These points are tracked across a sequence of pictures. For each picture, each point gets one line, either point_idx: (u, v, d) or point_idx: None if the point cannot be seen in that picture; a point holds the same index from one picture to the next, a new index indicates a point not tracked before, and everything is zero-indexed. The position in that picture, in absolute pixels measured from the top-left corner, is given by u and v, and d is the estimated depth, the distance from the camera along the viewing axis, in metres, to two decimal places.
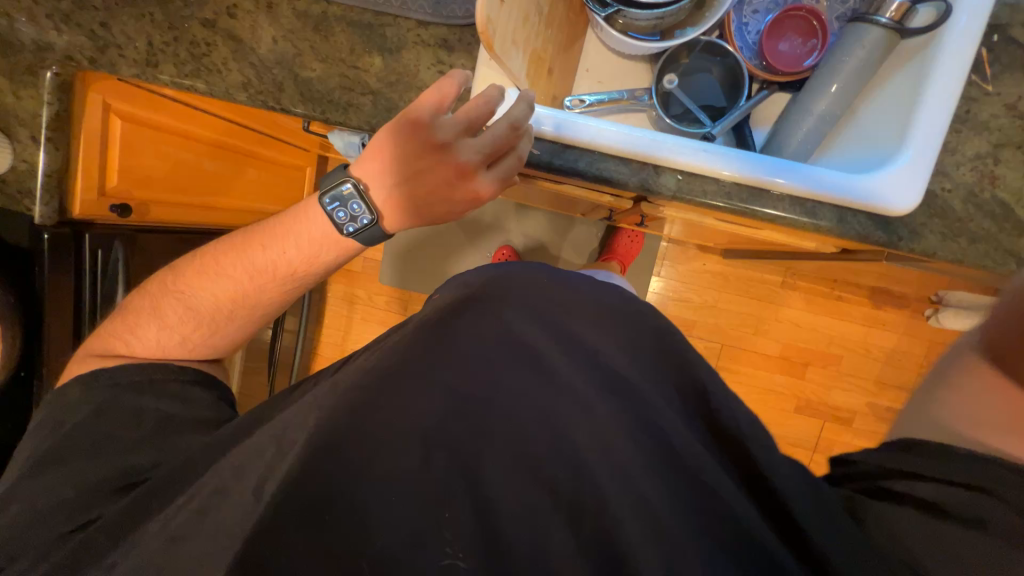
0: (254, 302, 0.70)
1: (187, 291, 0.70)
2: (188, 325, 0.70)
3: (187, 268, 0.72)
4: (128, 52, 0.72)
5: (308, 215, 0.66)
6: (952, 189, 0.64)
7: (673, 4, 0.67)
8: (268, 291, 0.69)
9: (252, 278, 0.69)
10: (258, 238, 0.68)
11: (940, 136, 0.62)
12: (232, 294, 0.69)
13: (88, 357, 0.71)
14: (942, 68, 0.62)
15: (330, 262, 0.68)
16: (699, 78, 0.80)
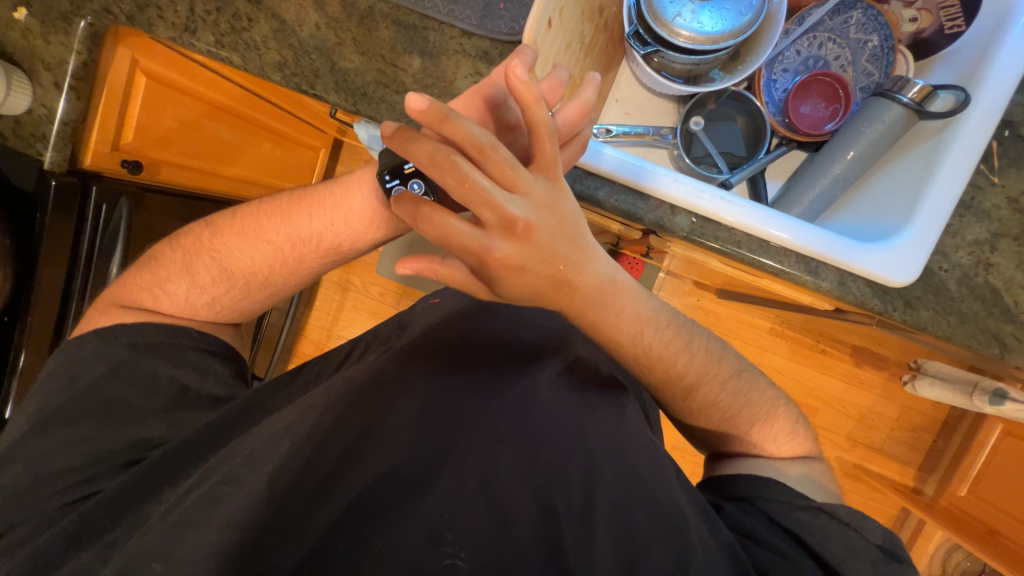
0: (292, 270, 0.67)
1: (222, 250, 0.66)
2: (219, 287, 0.67)
3: (224, 223, 0.68)
4: (167, 15, 0.72)
5: (361, 189, 0.62)
6: (950, 269, 0.66)
7: (710, 53, 0.69)
8: (308, 261, 0.66)
9: (293, 246, 0.65)
10: (305, 205, 0.64)
11: (944, 218, 0.65)
12: (270, 260, 0.66)
13: (111, 306, 0.66)
14: (954, 155, 0.64)
15: (378, 240, 0.65)
16: (724, 125, 0.81)
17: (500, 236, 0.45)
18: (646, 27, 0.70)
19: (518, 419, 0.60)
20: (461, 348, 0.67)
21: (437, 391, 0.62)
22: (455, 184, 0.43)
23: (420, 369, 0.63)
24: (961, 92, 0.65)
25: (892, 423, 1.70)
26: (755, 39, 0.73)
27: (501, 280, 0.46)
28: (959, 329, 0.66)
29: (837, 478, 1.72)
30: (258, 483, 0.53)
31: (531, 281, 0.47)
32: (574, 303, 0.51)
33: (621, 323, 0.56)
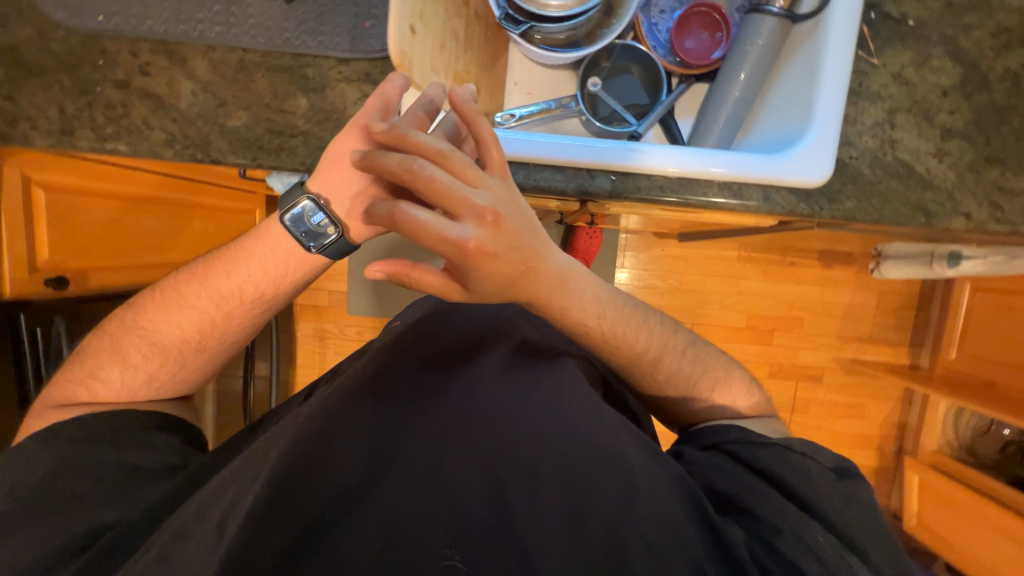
0: (225, 331, 0.65)
1: (148, 326, 0.64)
2: (153, 363, 0.64)
3: (145, 302, 0.65)
4: (40, 123, 0.70)
5: (274, 233, 0.62)
6: (859, 155, 0.68)
7: (582, 14, 0.70)
8: (246, 317, 0.65)
9: (220, 306, 0.64)
10: (223, 261, 0.64)
11: (840, 110, 0.67)
12: (201, 325, 0.64)
13: (45, 408, 0.64)
14: (832, 48, 0.67)
15: (304, 279, 0.65)
16: (621, 79, 0.82)
17: (472, 224, 0.42)
18: (515, 7, 0.71)
19: (476, 415, 0.59)
20: (404, 362, 0.65)
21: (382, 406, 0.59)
22: (426, 186, 0.42)
23: (365, 388, 0.61)
24: None
25: (874, 311, 1.76)
26: None
27: (479, 270, 0.43)
28: (883, 209, 0.69)
29: (838, 377, 1.79)
30: (211, 530, 0.50)
31: (508, 269, 0.44)
32: (541, 292, 0.49)
33: (584, 308, 0.54)
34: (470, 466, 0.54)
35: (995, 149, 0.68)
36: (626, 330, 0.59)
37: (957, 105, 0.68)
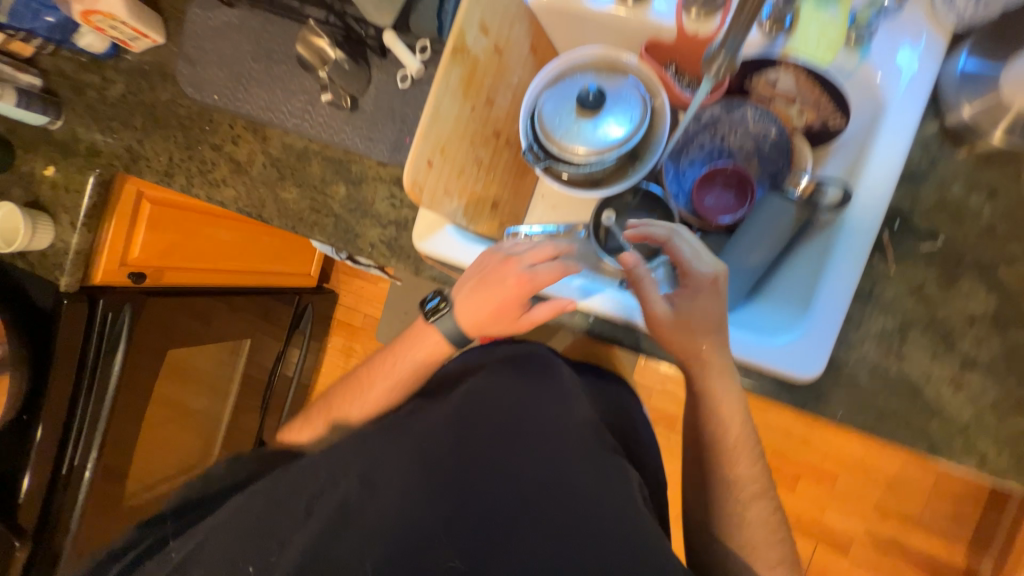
0: (397, 397, 0.76)
1: (343, 407, 0.77)
2: (341, 433, 0.77)
3: (333, 392, 0.81)
4: (153, 164, 0.89)
5: (420, 331, 0.75)
6: (857, 361, 0.64)
7: (597, 163, 0.75)
8: (409, 391, 0.76)
9: (391, 379, 0.75)
10: (388, 354, 0.77)
11: (842, 312, 0.64)
12: (375, 395, 0.76)
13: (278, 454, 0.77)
14: (844, 250, 0.64)
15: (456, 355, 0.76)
16: (639, 217, 0.85)
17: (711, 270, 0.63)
18: (540, 144, 0.77)
19: (504, 460, 0.60)
20: (486, 399, 0.67)
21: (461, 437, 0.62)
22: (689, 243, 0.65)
23: (449, 420, 0.64)
24: (847, 187, 0.65)
25: (930, 493, 1.51)
26: (647, 140, 0.77)
27: (706, 295, 0.62)
28: (877, 424, 0.63)
29: (866, 553, 1.55)
30: (298, 507, 0.56)
31: (716, 309, 0.63)
32: (715, 359, 0.63)
33: (729, 396, 0.65)
34: (517, 518, 0.54)
35: None
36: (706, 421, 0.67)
37: (986, 336, 0.61)
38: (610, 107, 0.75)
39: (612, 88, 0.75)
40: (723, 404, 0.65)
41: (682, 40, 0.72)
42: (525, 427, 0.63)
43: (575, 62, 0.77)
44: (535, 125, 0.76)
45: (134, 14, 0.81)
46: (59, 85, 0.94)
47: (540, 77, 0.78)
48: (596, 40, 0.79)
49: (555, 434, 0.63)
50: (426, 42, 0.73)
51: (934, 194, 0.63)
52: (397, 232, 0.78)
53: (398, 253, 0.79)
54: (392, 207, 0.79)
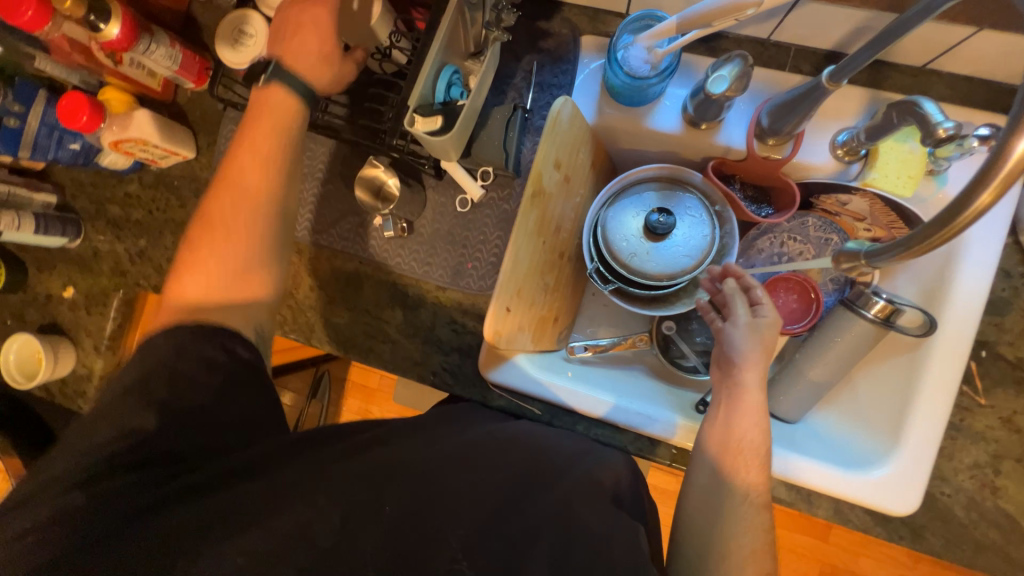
0: (244, 210, 0.60)
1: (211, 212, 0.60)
2: (222, 237, 0.59)
3: (205, 208, 0.61)
4: None
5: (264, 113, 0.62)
6: (953, 493, 0.63)
7: (669, 286, 0.73)
8: (256, 196, 0.61)
9: (245, 185, 0.61)
10: (226, 192, 0.61)
11: (935, 443, 0.63)
12: (234, 203, 0.60)
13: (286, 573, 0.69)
14: (930, 378, 0.64)
15: (251, 210, 0.61)
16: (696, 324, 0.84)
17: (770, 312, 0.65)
18: (606, 264, 0.75)
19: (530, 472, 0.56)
20: (499, 433, 0.61)
21: (478, 465, 0.55)
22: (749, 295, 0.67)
23: (475, 441, 0.58)
24: (926, 311, 0.65)
25: None
26: (718, 255, 0.75)
27: (759, 329, 0.64)
28: (975, 557, 0.63)
29: None
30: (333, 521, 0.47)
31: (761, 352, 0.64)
32: (734, 398, 0.63)
33: (740, 427, 0.61)
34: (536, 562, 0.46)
35: None
36: (714, 471, 0.62)
37: None
38: (678, 225, 0.73)
39: (677, 205, 0.73)
40: (721, 447, 0.62)
41: (752, 162, 0.70)
42: (542, 464, 0.57)
43: (637, 178, 0.76)
44: (600, 244, 0.74)
45: (166, 136, 0.77)
46: (76, 198, 0.87)
47: (603, 191, 0.76)
48: (655, 152, 0.78)
49: (575, 472, 0.56)
50: (489, 168, 0.70)
51: (1020, 323, 0.63)
52: (461, 358, 0.75)
53: (464, 381, 0.75)
54: (454, 332, 0.75)
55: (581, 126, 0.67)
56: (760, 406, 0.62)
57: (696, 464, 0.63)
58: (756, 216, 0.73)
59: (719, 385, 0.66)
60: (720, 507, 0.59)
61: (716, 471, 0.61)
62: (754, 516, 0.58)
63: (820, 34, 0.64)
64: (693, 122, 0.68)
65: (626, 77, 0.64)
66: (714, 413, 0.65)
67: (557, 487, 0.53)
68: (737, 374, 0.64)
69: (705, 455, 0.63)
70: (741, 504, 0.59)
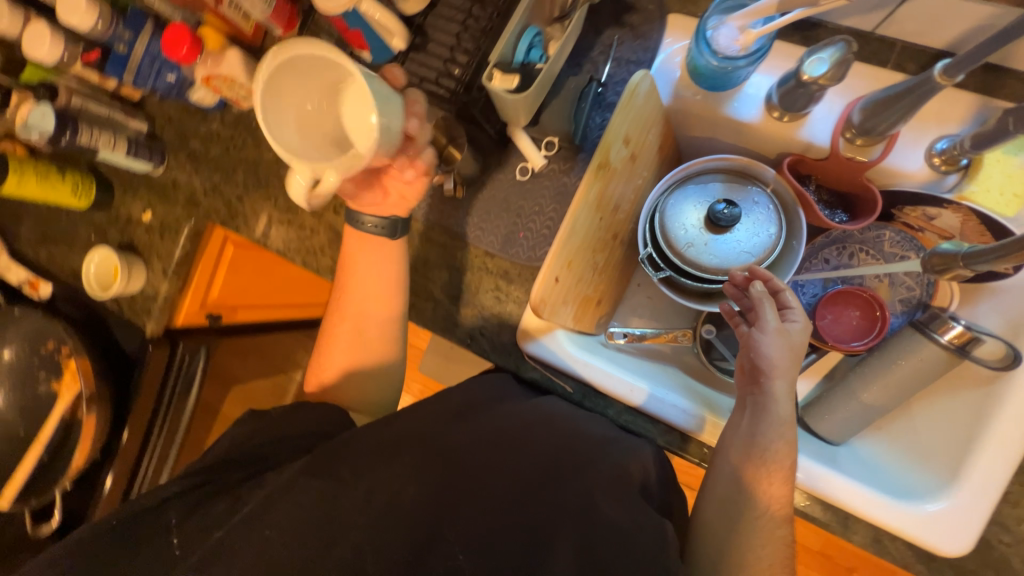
0: (361, 305, 0.75)
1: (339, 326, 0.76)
2: (348, 334, 0.76)
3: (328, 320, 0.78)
4: (251, 224, 0.89)
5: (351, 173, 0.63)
6: (1014, 543, 0.58)
7: (723, 282, 0.70)
8: (369, 293, 0.74)
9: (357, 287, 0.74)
10: (348, 292, 0.75)
11: (1001, 486, 0.58)
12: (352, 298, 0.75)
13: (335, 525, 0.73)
14: (1002, 415, 0.59)
15: (364, 303, 0.74)
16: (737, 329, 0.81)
17: (800, 319, 0.62)
18: (660, 251, 0.73)
19: (561, 459, 0.61)
20: (528, 411, 0.65)
21: (509, 448, 0.61)
22: (779, 299, 0.64)
23: (503, 425, 0.63)
24: (1010, 343, 0.60)
25: None
26: (780, 257, 0.71)
27: (787, 335, 0.61)
28: None
29: None
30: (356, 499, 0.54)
31: (789, 360, 0.60)
32: (760, 407, 0.61)
33: (764, 439, 0.60)
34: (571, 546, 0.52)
35: None
36: (733, 482, 0.61)
37: None
38: (742, 222, 0.70)
39: (744, 199, 0.71)
40: (742, 462, 0.61)
41: (833, 162, 0.66)
42: (569, 452, 0.61)
43: (703, 166, 0.73)
44: (657, 230, 0.72)
45: (251, 77, 0.81)
46: (164, 129, 0.94)
47: (667, 177, 0.74)
48: (727, 143, 0.75)
49: (604, 463, 0.60)
50: (555, 139, 0.70)
51: None
52: (499, 326, 0.76)
53: (501, 350, 0.76)
54: (496, 299, 0.76)
55: (655, 105, 0.65)
56: (786, 417, 0.60)
57: (716, 474, 0.63)
58: (829, 221, 0.70)
59: (745, 391, 0.64)
60: (736, 519, 0.61)
61: (734, 486, 0.61)
62: (772, 530, 0.59)
63: (935, 29, 0.59)
64: (772, 111, 0.66)
65: (714, 57, 0.61)
66: (737, 422, 0.64)
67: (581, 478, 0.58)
68: (764, 382, 0.61)
69: (722, 466, 0.63)
70: (759, 521, 0.60)
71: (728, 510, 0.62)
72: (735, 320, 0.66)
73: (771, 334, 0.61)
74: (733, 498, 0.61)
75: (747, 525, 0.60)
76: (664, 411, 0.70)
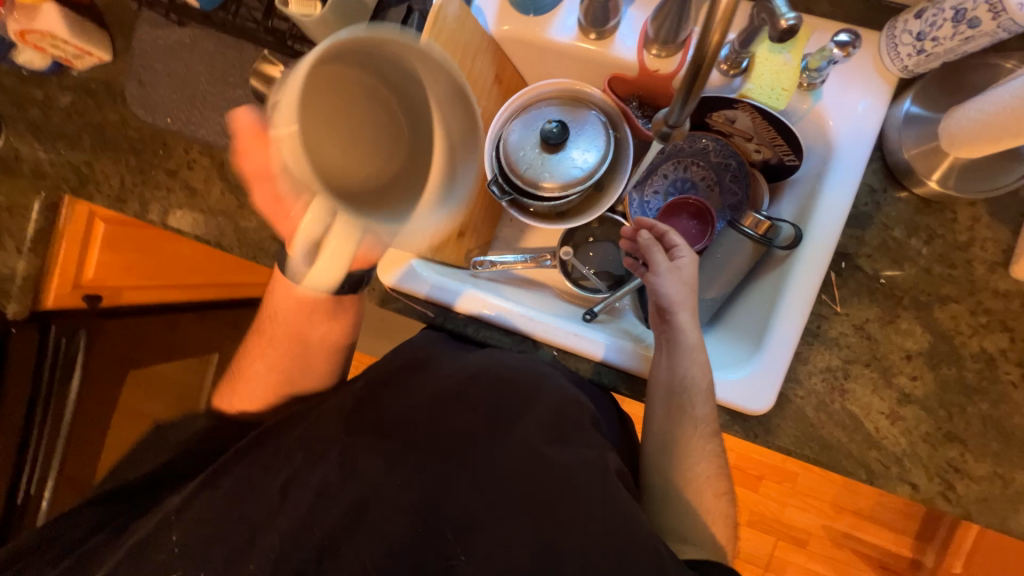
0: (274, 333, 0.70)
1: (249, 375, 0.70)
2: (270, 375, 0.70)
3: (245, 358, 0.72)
4: (103, 187, 0.84)
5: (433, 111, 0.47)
6: (805, 395, 0.67)
7: (561, 198, 0.75)
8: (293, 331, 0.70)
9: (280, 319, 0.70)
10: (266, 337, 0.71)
11: (790, 346, 0.66)
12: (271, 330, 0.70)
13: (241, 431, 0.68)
14: (793, 286, 0.67)
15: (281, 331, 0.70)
16: (594, 248, 0.88)
17: (688, 255, 0.69)
18: (505, 176, 0.77)
19: (521, 414, 0.58)
20: (477, 362, 0.64)
21: (459, 402, 0.59)
22: (671, 242, 0.70)
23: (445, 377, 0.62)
24: (798, 226, 0.69)
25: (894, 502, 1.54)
26: (613, 173, 0.78)
27: (677, 274, 0.67)
28: (821, 454, 0.67)
29: (823, 548, 1.57)
30: (274, 486, 0.52)
31: (683, 295, 0.67)
32: (669, 340, 0.67)
33: (682, 368, 0.65)
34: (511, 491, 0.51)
35: (956, 426, 0.64)
36: (666, 414, 0.65)
37: (920, 372, 0.65)
38: (574, 139, 0.75)
39: (575, 119, 0.76)
40: (669, 396, 0.65)
41: (644, 75, 0.71)
42: (505, 402, 0.59)
43: (539, 92, 0.77)
44: (500, 157, 0.76)
45: (78, 34, 0.77)
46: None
47: (507, 105, 0.77)
48: (561, 71, 0.79)
49: (545, 405, 0.58)
50: None
51: (878, 237, 0.67)
52: None
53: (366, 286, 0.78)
54: None
55: (474, 31, 0.68)
56: (696, 344, 0.65)
57: (650, 407, 0.67)
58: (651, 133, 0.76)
59: (658, 329, 0.69)
60: (674, 446, 0.65)
61: (669, 417, 0.65)
62: (705, 447, 0.64)
63: None
64: (586, 31, 0.70)
65: None
66: (658, 359, 0.68)
67: (514, 432, 0.56)
68: (671, 318, 0.67)
69: (652, 404, 0.67)
70: (693, 441, 0.64)
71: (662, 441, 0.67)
72: (638, 271, 0.72)
73: (666, 273, 0.68)
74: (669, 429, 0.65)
75: (687, 450, 0.64)
76: (618, 348, 0.73)
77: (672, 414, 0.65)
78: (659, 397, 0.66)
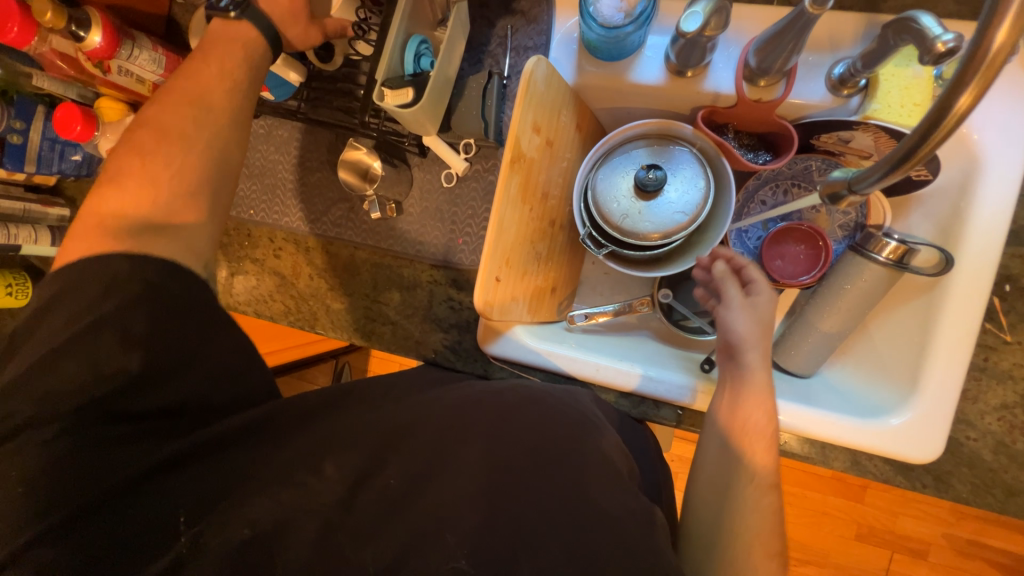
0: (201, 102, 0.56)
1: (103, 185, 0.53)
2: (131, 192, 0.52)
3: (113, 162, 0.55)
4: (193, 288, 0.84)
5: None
6: (979, 438, 0.60)
7: (663, 246, 0.71)
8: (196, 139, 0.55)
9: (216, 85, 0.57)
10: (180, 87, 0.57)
11: (956, 385, 0.59)
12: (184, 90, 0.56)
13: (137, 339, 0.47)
14: (949, 320, 0.60)
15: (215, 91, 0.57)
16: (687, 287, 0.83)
17: (769, 292, 0.65)
18: (598, 228, 0.73)
19: (563, 446, 0.49)
20: (512, 388, 0.56)
21: (501, 425, 0.50)
22: (749, 275, 0.67)
23: (471, 397, 0.55)
24: (942, 248, 0.60)
25: None
26: (714, 210, 0.73)
27: (751, 308, 0.63)
28: (1008, 503, 0.60)
29: (947, 558, 1.30)
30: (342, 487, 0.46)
31: (756, 330, 0.62)
32: (736, 378, 0.61)
33: (745, 405, 0.59)
34: (539, 526, 0.43)
35: None
36: (722, 454, 0.59)
37: None
38: (670, 181, 0.70)
39: (667, 160, 0.71)
40: (727, 429, 0.59)
41: (742, 107, 0.66)
42: (552, 434, 0.50)
43: (624, 136, 0.73)
44: (591, 208, 0.71)
45: None
46: None
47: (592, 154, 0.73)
48: (643, 109, 0.75)
49: (587, 444, 0.49)
50: (470, 140, 0.70)
51: None
52: (460, 334, 0.76)
53: (466, 358, 0.76)
54: (451, 309, 0.76)
55: (559, 87, 0.65)
56: (766, 390, 0.59)
57: (706, 443, 0.61)
58: (753, 163, 0.71)
59: (725, 365, 0.64)
60: (725, 491, 0.56)
61: (724, 449, 0.59)
62: (761, 498, 0.54)
63: None
64: (674, 70, 0.66)
65: (600, 29, 0.61)
66: (723, 391, 0.63)
67: (566, 472, 0.46)
68: (740, 357, 0.62)
69: (710, 438, 0.61)
70: (746, 482, 0.55)
71: (715, 474, 0.58)
72: (707, 302, 0.69)
73: (738, 309, 0.64)
74: (723, 462, 0.58)
75: (737, 488, 0.55)
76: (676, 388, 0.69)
77: (727, 447, 0.58)
78: (719, 431, 0.60)
